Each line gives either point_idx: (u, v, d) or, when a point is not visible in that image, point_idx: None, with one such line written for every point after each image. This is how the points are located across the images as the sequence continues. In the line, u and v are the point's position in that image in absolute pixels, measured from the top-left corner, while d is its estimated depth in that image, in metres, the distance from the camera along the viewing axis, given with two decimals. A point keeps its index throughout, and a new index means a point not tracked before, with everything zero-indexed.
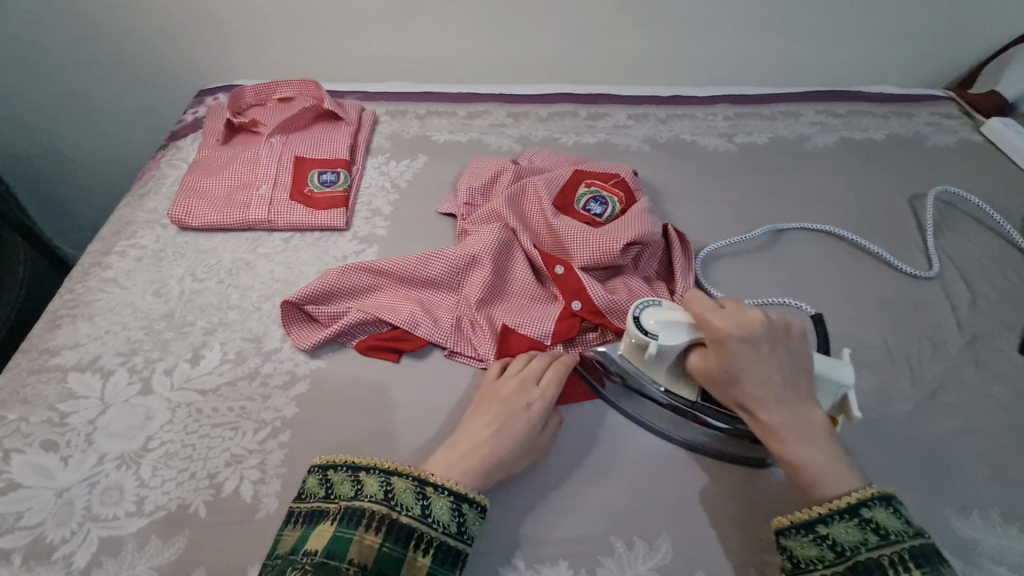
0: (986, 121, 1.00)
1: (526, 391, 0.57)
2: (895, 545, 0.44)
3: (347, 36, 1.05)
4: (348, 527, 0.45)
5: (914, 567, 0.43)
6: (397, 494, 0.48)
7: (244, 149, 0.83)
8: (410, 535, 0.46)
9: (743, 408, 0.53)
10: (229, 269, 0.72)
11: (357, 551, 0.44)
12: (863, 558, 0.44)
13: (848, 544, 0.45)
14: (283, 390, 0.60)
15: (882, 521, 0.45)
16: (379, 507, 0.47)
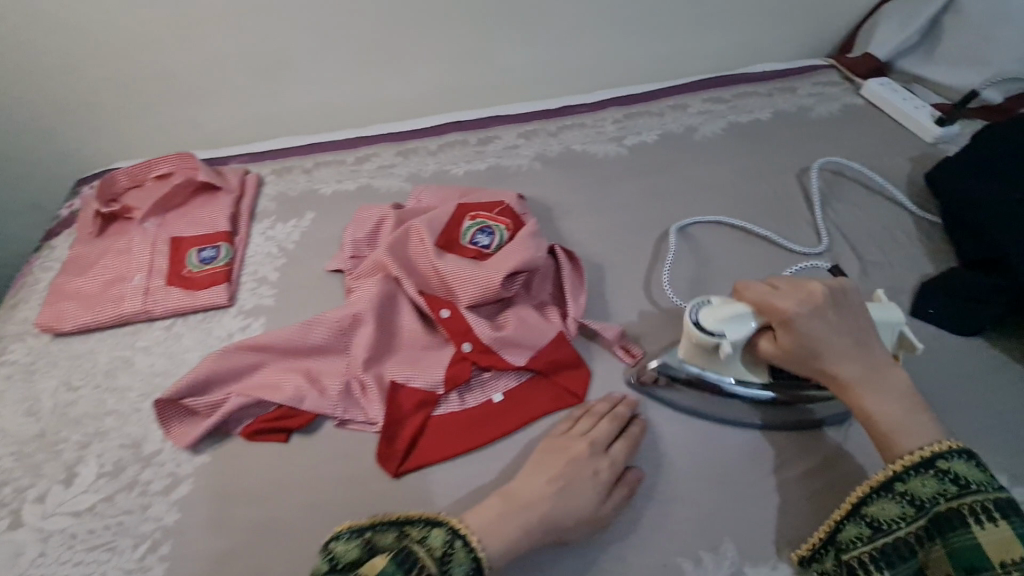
0: (865, 83, 1.02)
1: (596, 455, 0.55)
2: (975, 494, 0.45)
3: (225, 98, 1.02)
4: (400, 568, 0.45)
5: (999, 517, 0.43)
6: (451, 564, 0.46)
7: (118, 238, 0.80)
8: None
9: (824, 377, 0.53)
10: (105, 371, 0.68)
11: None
12: (943, 507, 0.45)
13: (925, 497, 0.47)
14: (165, 495, 0.57)
15: (962, 471, 0.46)
16: (430, 563, 0.46)
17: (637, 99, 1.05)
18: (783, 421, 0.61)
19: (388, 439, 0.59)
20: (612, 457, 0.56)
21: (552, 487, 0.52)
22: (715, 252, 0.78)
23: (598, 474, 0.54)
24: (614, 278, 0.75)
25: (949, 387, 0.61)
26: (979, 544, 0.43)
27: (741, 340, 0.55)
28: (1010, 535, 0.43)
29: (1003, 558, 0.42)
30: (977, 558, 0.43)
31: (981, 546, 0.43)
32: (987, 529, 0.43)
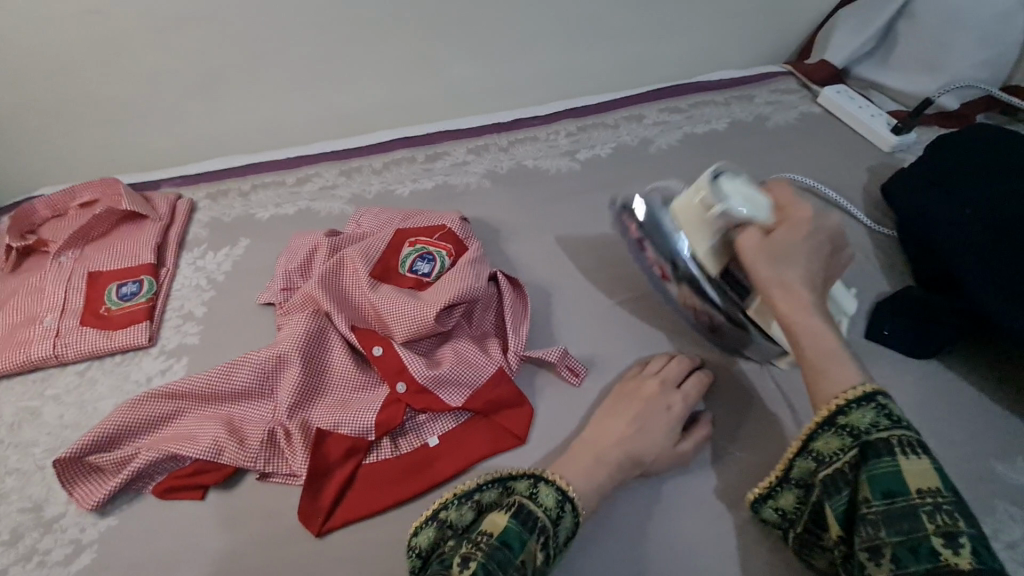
0: (822, 90, 1.00)
1: (666, 392, 0.60)
2: (906, 430, 0.44)
3: (157, 118, 0.97)
4: (521, 526, 0.47)
5: (923, 453, 0.43)
6: (561, 522, 0.49)
7: (31, 275, 0.74)
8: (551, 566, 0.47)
9: (775, 285, 0.53)
10: (9, 425, 0.63)
11: (524, 557, 0.45)
12: (875, 438, 0.45)
13: (860, 428, 0.46)
14: (64, 566, 0.52)
15: (894, 410, 0.46)
16: (547, 520, 0.48)
17: (590, 110, 1.02)
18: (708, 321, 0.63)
19: (311, 496, 0.55)
20: (683, 393, 0.60)
21: (631, 427, 0.57)
22: None
23: (673, 410, 0.59)
24: (560, 304, 0.72)
25: (903, 415, 0.59)
26: (901, 471, 0.42)
27: (738, 215, 0.57)
28: (929, 470, 0.42)
29: (921, 487, 0.42)
30: (894, 484, 0.42)
31: (901, 473, 0.42)
32: (912, 462, 0.43)
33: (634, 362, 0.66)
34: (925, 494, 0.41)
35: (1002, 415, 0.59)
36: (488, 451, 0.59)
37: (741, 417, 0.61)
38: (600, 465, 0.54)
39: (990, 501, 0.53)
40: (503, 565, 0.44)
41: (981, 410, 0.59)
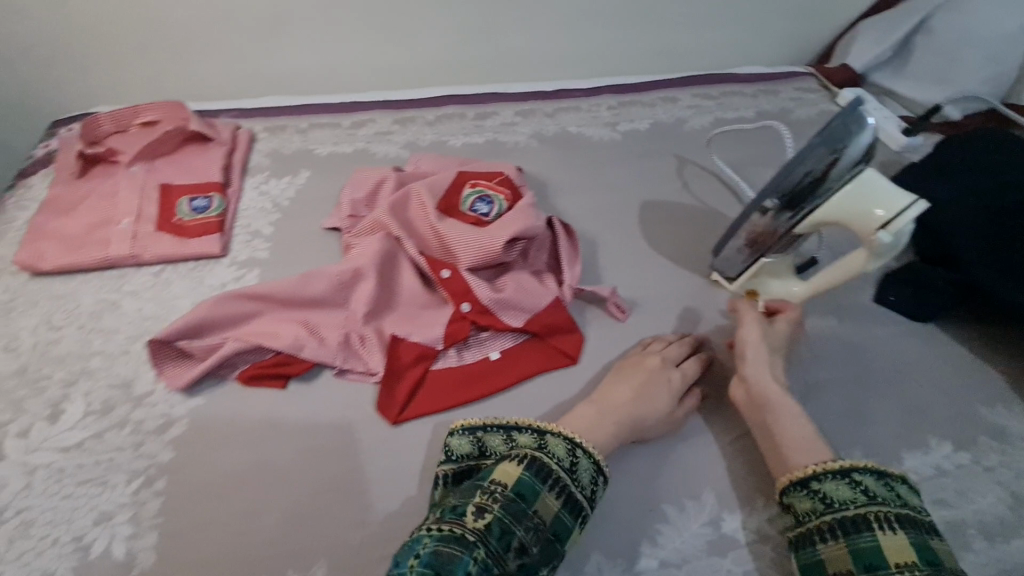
0: (841, 92, 1.09)
1: (668, 367, 0.62)
2: (880, 505, 0.46)
3: (217, 52, 1.00)
4: (535, 477, 0.47)
5: (898, 527, 0.45)
6: (577, 470, 0.50)
7: (104, 181, 0.78)
8: (578, 510, 0.48)
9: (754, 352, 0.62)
10: (91, 313, 0.66)
11: (540, 506, 0.46)
12: (853, 513, 0.47)
13: (839, 499, 0.48)
14: (158, 434, 0.57)
15: (871, 485, 0.48)
16: (560, 469, 0.49)
17: (630, 87, 1.08)
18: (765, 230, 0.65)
19: (388, 390, 0.61)
20: (682, 372, 0.62)
21: (633, 394, 0.58)
22: (699, 233, 0.82)
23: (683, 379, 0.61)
24: (606, 251, 0.78)
25: (906, 363, 0.67)
26: (878, 547, 0.44)
27: (881, 241, 0.57)
28: (906, 545, 0.44)
29: (901, 562, 0.43)
30: (875, 557, 0.44)
31: (880, 547, 0.44)
32: (887, 536, 0.45)
33: (671, 304, 0.73)
34: (903, 569, 0.43)
35: (987, 370, 0.68)
36: (542, 368, 0.65)
37: None
38: (607, 425, 0.55)
39: (974, 434, 0.62)
40: (519, 516, 0.45)
41: (969, 364, 0.69)
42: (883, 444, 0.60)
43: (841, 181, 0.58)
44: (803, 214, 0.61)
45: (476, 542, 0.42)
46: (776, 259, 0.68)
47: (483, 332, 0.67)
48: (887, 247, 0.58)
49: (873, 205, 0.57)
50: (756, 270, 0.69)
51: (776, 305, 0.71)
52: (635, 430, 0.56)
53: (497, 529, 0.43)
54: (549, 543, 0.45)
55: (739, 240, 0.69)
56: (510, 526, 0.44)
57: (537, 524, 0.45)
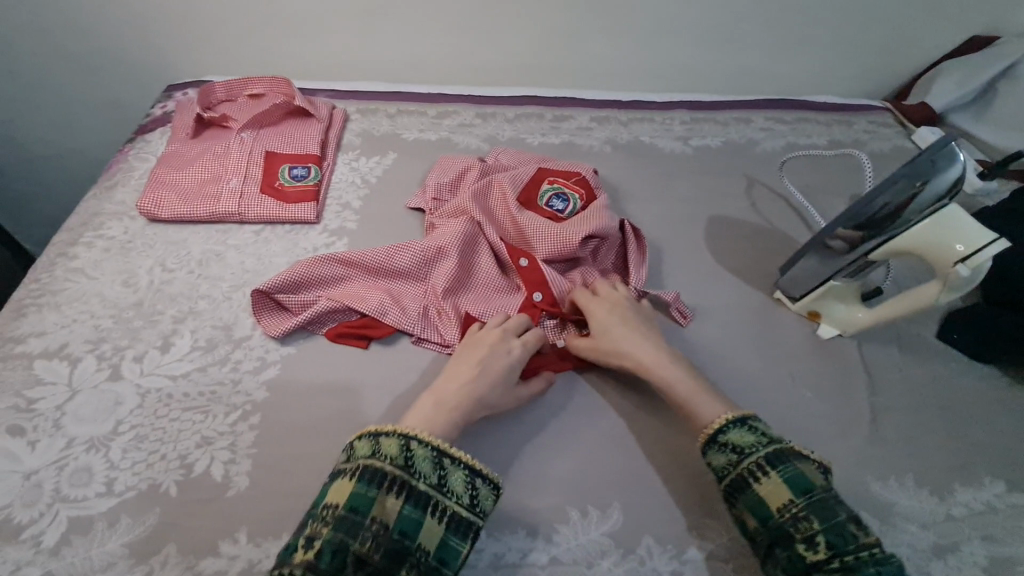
0: (917, 130, 1.09)
1: (507, 341, 0.61)
2: (748, 458, 0.51)
3: (319, 36, 1.07)
4: (367, 487, 0.46)
5: (770, 469, 0.50)
6: (416, 462, 0.48)
7: (216, 143, 0.85)
8: (428, 501, 0.47)
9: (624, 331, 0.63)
10: (199, 260, 0.73)
11: (377, 511, 0.45)
12: (732, 475, 0.51)
13: (719, 467, 0.53)
14: (255, 374, 0.62)
15: (737, 439, 0.53)
16: (396, 470, 0.47)
17: (705, 103, 1.10)
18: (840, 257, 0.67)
19: None
20: (524, 341, 0.62)
21: (480, 374, 0.58)
22: (765, 251, 0.84)
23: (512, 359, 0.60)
24: (672, 258, 0.81)
25: (967, 399, 0.67)
26: (761, 497, 0.49)
27: (960, 278, 0.58)
28: (780, 483, 0.49)
29: (780, 504, 0.48)
30: (761, 508, 0.49)
31: (762, 497, 0.49)
32: (764, 482, 0.50)
33: (734, 315, 0.75)
34: (783, 510, 0.48)
35: None
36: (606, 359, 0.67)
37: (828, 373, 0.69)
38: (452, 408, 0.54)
39: None
40: (353, 532, 0.44)
41: None
42: (938, 473, 0.61)
43: (921, 216, 0.60)
44: (876, 242, 0.63)
45: (304, 571, 0.41)
46: (844, 283, 0.69)
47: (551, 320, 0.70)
48: (963, 282, 0.59)
49: (955, 240, 0.58)
50: (823, 291, 0.70)
51: (838, 330, 0.72)
52: (477, 408, 0.56)
53: (328, 550, 0.43)
54: (395, 542, 0.45)
55: (810, 259, 0.70)
56: (343, 542, 0.43)
57: (376, 532, 0.45)
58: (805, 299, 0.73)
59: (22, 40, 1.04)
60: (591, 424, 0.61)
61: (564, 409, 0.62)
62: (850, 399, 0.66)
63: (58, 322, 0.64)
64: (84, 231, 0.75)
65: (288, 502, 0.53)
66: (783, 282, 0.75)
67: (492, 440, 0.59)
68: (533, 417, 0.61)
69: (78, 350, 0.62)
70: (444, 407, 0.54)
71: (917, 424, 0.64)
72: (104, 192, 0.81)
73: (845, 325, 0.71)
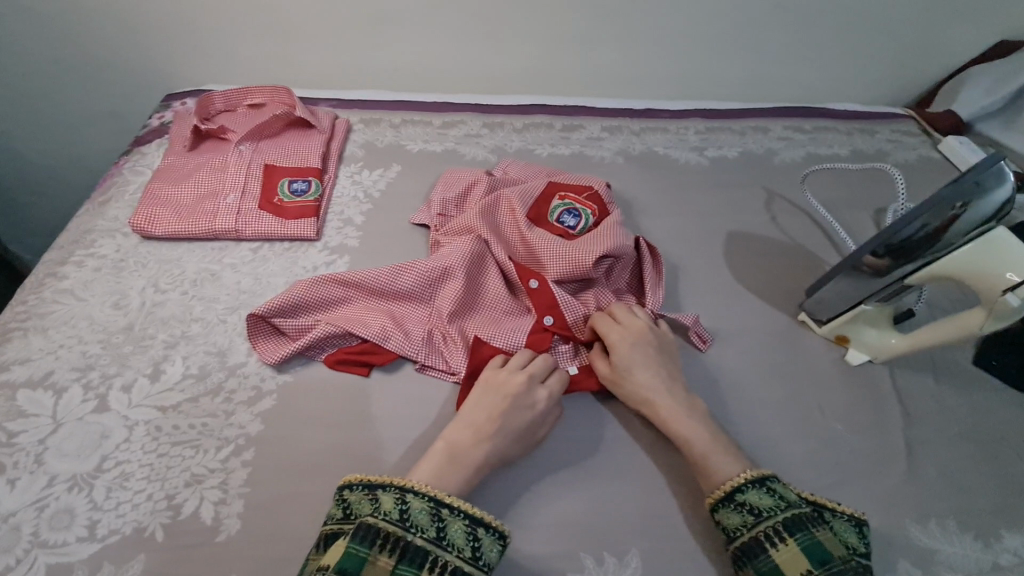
0: (943, 139, 1.03)
1: (529, 387, 0.57)
2: (766, 521, 0.47)
3: (322, 44, 1.04)
4: (359, 542, 0.42)
5: (788, 536, 0.46)
6: (413, 515, 0.45)
7: (213, 156, 0.82)
8: (425, 558, 0.43)
9: (647, 376, 0.59)
10: (193, 280, 0.70)
11: (370, 572, 0.41)
12: (745, 539, 0.47)
13: (732, 528, 0.49)
14: (249, 405, 0.59)
15: (754, 501, 0.49)
16: (392, 524, 0.44)
17: (720, 111, 1.06)
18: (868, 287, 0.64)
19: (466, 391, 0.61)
20: (548, 389, 0.58)
21: (492, 426, 0.54)
22: (787, 269, 0.80)
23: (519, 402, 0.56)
24: (688, 278, 0.77)
25: (1009, 433, 0.63)
26: (776, 565, 0.45)
27: (1010, 308, 0.55)
28: (799, 553, 0.45)
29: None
30: None
31: (778, 566, 0.45)
32: (781, 549, 0.46)
33: (755, 339, 0.70)
34: None
35: None
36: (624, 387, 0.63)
37: (858, 404, 0.64)
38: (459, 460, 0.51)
39: None
40: None
41: None
42: (981, 516, 0.56)
43: (963, 238, 0.56)
44: (914, 267, 0.59)
45: None
46: (876, 307, 0.65)
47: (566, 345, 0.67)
48: (1013, 311, 0.55)
49: (1005, 266, 0.55)
50: (852, 316, 0.66)
51: (867, 355, 0.68)
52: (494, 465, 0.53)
53: None
54: None
55: (840, 283, 0.65)
56: None
57: None
58: (832, 322, 0.69)
59: (17, 48, 1.02)
60: (607, 460, 0.57)
61: (579, 443, 0.58)
62: (882, 433, 0.62)
63: (45, 348, 0.61)
64: (74, 249, 0.72)
65: (282, 549, 0.50)
66: (807, 304, 0.71)
67: (501, 478, 0.55)
68: (545, 452, 0.57)
69: (64, 378, 0.59)
70: (450, 458, 0.51)
71: (956, 461, 0.60)
72: (98, 207, 0.78)
73: (876, 351, 0.67)
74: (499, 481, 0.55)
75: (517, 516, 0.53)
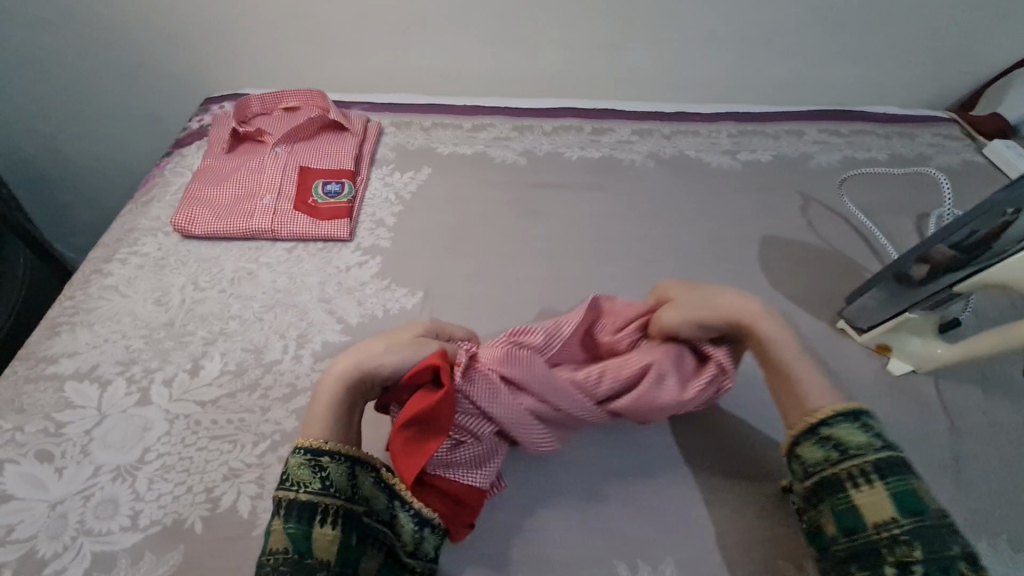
0: (988, 143, 0.99)
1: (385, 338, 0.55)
2: (855, 460, 0.47)
3: (356, 49, 1.06)
4: (266, 523, 0.45)
5: (876, 479, 0.46)
6: (293, 475, 0.47)
7: (251, 158, 0.84)
8: (312, 511, 0.45)
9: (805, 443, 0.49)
10: (231, 279, 0.71)
11: (274, 540, 0.44)
12: (826, 474, 0.47)
13: (811, 463, 0.49)
14: (284, 402, 0.59)
15: (842, 438, 0.48)
16: (280, 493, 0.46)
17: (753, 114, 1.04)
18: (929, 296, 0.61)
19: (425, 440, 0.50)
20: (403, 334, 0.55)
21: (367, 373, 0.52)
22: (827, 276, 0.78)
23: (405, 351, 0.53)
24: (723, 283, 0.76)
25: None
26: (856, 506, 0.45)
27: None
28: (884, 497, 0.45)
29: (878, 520, 0.44)
30: (854, 520, 0.45)
31: (857, 506, 0.45)
32: (864, 491, 0.45)
33: None
34: (879, 526, 0.44)
35: None
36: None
37: (899, 414, 0.62)
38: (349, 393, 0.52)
39: None
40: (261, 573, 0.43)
41: None
42: None
43: (1018, 246, 0.53)
44: (958, 276, 0.57)
45: None
46: (922, 315, 0.63)
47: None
48: None
49: None
50: (895, 323, 0.64)
51: (911, 365, 0.65)
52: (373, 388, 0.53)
53: None
54: (294, 563, 0.42)
55: (881, 288, 0.65)
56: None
57: (275, 563, 0.42)
58: (869, 327, 0.67)
59: (65, 53, 1.06)
60: (640, 467, 0.56)
61: (612, 448, 0.58)
62: (927, 444, 0.60)
63: (90, 344, 0.63)
64: (116, 249, 0.74)
65: None
66: (848, 312, 0.70)
67: (532, 481, 0.55)
68: (578, 455, 0.57)
69: (106, 373, 0.61)
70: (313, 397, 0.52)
71: (1007, 476, 0.58)
72: (139, 208, 0.80)
73: (916, 360, 0.65)
74: (531, 485, 0.55)
75: (553, 519, 0.53)
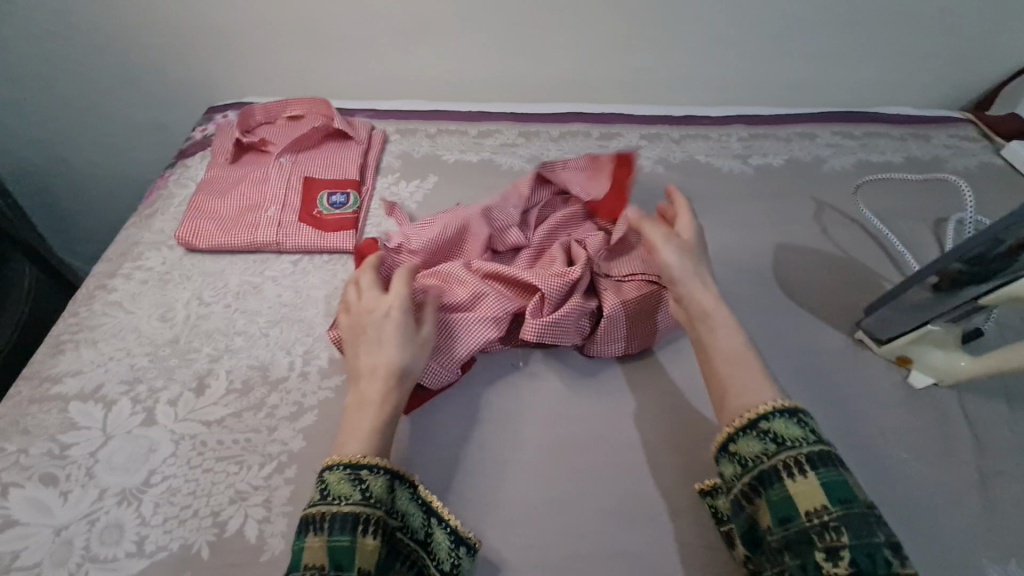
0: (1006, 144, 0.97)
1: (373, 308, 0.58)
2: (790, 450, 0.46)
3: (359, 56, 1.05)
4: (298, 538, 0.44)
5: (809, 469, 0.44)
6: (332, 488, 0.46)
7: (255, 169, 0.83)
8: (355, 522, 0.44)
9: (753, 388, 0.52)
10: (236, 293, 0.70)
11: (310, 556, 0.42)
12: (763, 466, 0.46)
13: (749, 456, 0.47)
14: (291, 421, 0.58)
15: (780, 430, 0.47)
16: (317, 507, 0.45)
17: (763, 116, 1.02)
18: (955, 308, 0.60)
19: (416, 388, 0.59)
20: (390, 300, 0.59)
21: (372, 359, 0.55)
22: (843, 284, 0.76)
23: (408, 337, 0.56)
24: (736, 291, 0.74)
25: None
26: (790, 496, 0.44)
27: None
28: (817, 487, 0.44)
29: (811, 509, 0.43)
30: (787, 510, 0.44)
31: (791, 496, 0.44)
32: (798, 481, 0.44)
33: (809, 357, 0.67)
34: (812, 515, 0.43)
35: None
36: (650, 392, 0.62)
37: (920, 427, 0.61)
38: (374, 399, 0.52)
39: None
40: None
41: None
42: None
43: None
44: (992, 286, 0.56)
45: None
46: (943, 327, 0.61)
47: (510, 407, 0.61)
48: None
49: None
50: (918, 335, 0.62)
51: (933, 378, 0.64)
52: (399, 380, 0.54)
53: None
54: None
55: (903, 300, 0.64)
56: None
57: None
58: (890, 338, 0.65)
59: (67, 62, 1.05)
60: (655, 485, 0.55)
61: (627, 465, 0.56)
62: (951, 460, 0.58)
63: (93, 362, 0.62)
64: (118, 264, 0.73)
65: None
66: (867, 322, 0.67)
67: (545, 500, 0.54)
68: (592, 472, 0.56)
69: (110, 392, 0.60)
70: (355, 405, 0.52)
71: None
72: (142, 221, 0.80)
73: (939, 373, 0.63)
74: (544, 504, 0.53)
75: (569, 539, 0.51)
